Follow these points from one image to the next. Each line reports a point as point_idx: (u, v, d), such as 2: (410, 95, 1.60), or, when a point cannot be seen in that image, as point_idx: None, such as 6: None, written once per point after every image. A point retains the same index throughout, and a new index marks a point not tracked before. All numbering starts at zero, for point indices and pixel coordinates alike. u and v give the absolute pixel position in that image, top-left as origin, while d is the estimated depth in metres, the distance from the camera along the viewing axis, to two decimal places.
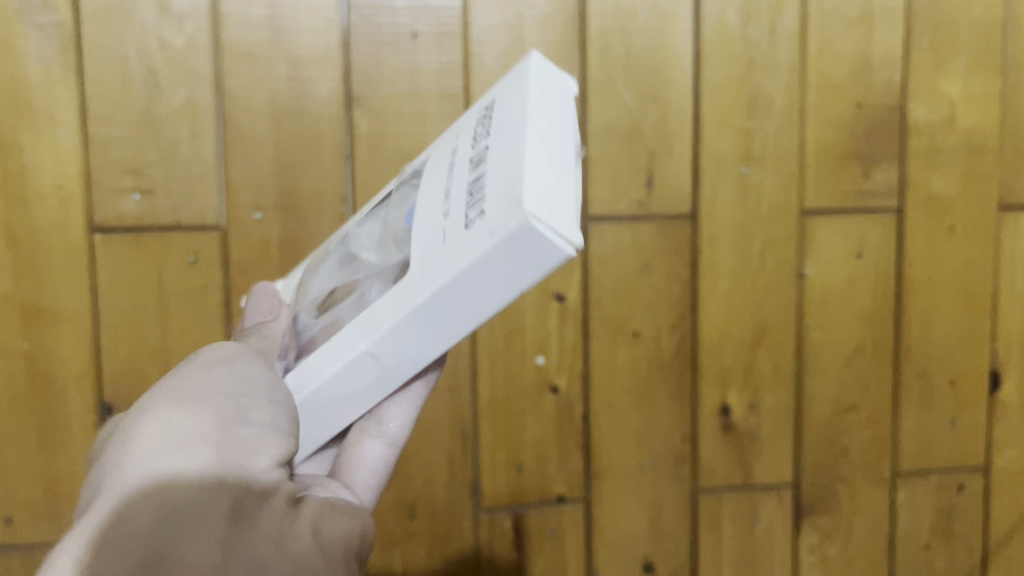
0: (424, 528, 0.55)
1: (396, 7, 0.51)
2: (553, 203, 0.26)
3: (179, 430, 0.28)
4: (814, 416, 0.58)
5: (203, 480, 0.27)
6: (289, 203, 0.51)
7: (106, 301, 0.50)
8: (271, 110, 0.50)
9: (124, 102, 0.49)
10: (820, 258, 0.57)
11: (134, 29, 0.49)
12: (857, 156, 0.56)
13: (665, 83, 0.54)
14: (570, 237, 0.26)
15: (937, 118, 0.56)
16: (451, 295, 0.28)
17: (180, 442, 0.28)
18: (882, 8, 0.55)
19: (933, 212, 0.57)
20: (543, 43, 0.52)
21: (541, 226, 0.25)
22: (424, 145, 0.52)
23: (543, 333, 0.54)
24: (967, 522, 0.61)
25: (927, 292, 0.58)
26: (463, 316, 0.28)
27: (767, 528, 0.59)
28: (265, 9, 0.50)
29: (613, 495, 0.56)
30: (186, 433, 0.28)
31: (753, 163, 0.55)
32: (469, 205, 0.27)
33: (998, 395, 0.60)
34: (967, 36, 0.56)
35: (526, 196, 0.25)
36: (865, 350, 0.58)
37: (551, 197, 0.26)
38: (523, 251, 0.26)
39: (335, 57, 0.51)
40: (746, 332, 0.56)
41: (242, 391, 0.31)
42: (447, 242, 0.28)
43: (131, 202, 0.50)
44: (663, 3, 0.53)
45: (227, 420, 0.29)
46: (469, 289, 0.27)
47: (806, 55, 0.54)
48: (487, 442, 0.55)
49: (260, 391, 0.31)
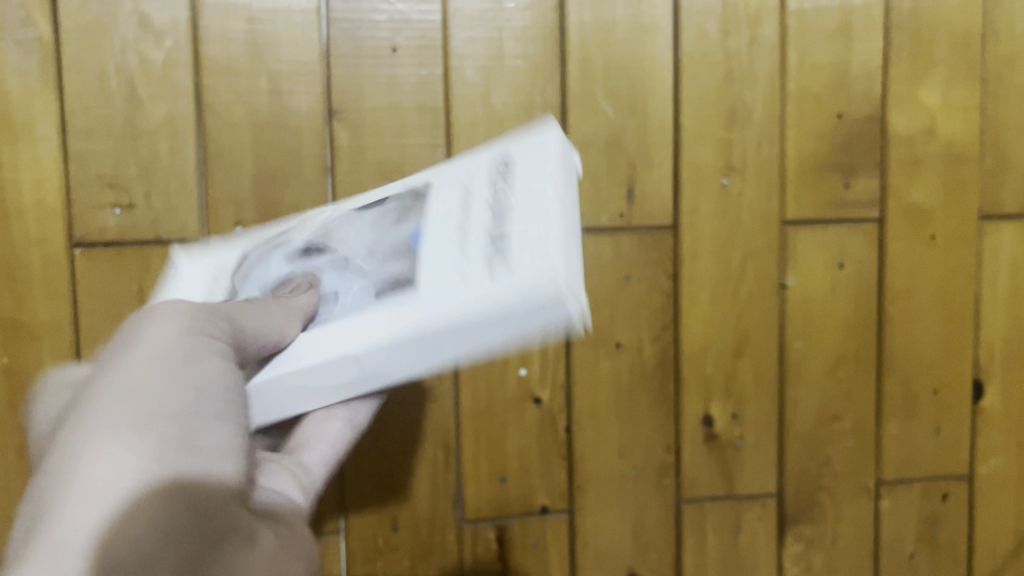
0: (407, 539, 0.55)
1: (376, 21, 0.51)
2: (557, 248, 0.32)
3: (135, 447, 0.25)
4: (798, 426, 0.58)
5: (159, 512, 0.25)
6: (269, 217, 0.51)
7: (87, 315, 0.51)
8: (251, 124, 0.51)
9: (104, 117, 0.49)
10: (801, 268, 0.57)
11: (113, 44, 0.49)
12: (838, 166, 0.57)
13: (645, 95, 0.54)
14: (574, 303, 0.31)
15: (916, 128, 0.57)
16: (473, 326, 0.32)
17: (136, 462, 0.25)
18: (861, 20, 0.56)
19: (913, 222, 0.58)
20: (524, 56, 0.53)
21: (568, 300, 0.31)
22: (405, 158, 0.52)
23: (525, 344, 0.54)
24: (952, 530, 0.61)
25: (909, 301, 0.59)
26: (469, 345, 0.32)
27: (750, 537, 0.59)
28: (244, 24, 0.50)
29: (597, 506, 0.57)
30: (144, 451, 0.25)
31: (733, 174, 0.55)
32: (497, 261, 0.33)
33: (981, 404, 0.61)
34: (945, 48, 0.57)
35: (561, 265, 0.31)
36: (848, 360, 0.58)
37: (573, 258, 0.32)
38: (542, 309, 0.31)
39: (314, 71, 0.51)
40: (727, 342, 0.57)
41: (200, 396, 0.28)
42: (478, 281, 0.33)
43: (111, 217, 0.50)
44: (643, 15, 0.53)
45: (186, 433, 0.27)
46: (481, 325, 0.31)
47: (786, 67, 0.55)
48: (470, 453, 0.55)
49: (216, 400, 0.28)
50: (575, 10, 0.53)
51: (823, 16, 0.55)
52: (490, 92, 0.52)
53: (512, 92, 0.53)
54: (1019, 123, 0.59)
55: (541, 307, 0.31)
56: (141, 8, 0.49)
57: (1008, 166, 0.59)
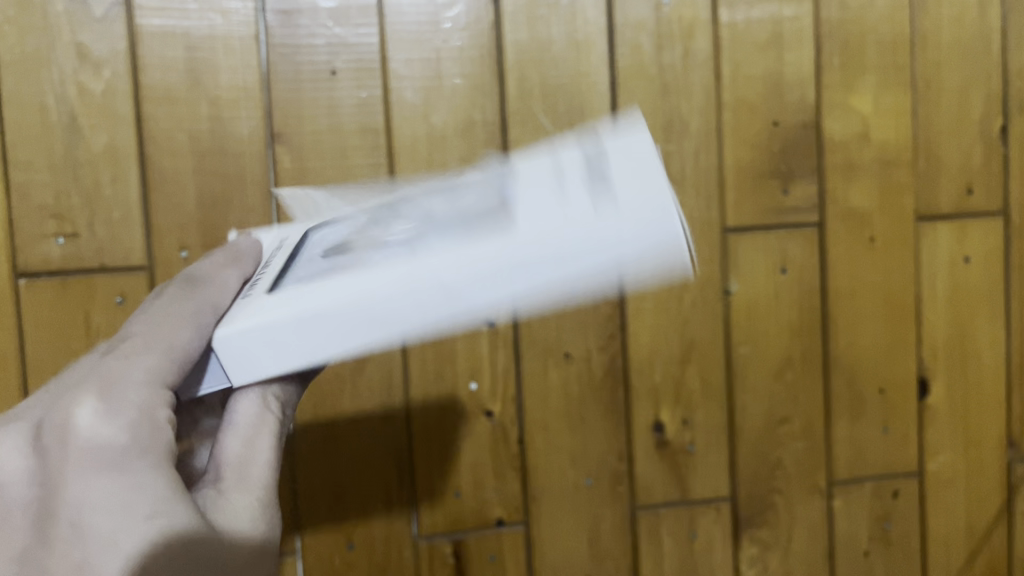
0: (363, 557, 0.55)
1: (315, 45, 0.52)
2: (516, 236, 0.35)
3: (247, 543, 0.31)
4: (747, 429, 0.59)
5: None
6: (213, 242, 0.52)
7: (32, 344, 0.51)
8: (193, 151, 0.51)
9: (45, 148, 0.50)
10: (743, 273, 0.58)
11: (52, 75, 0.50)
12: (776, 174, 0.58)
13: (583, 110, 0.55)
14: (671, 233, 0.35)
15: (850, 134, 0.59)
16: (519, 266, 0.34)
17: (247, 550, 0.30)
18: (790, 31, 0.57)
19: (852, 225, 0.59)
20: (462, 76, 0.54)
21: (602, 259, 0.35)
22: (348, 179, 0.53)
23: (475, 357, 0.55)
24: (904, 527, 0.62)
25: (850, 304, 0.60)
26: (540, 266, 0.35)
27: (705, 541, 0.60)
28: (183, 51, 0.51)
29: (553, 517, 0.57)
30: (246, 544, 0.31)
31: (673, 184, 0.57)
32: (596, 202, 0.36)
33: (926, 400, 0.62)
34: (875, 56, 0.59)
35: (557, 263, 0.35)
36: (794, 362, 0.59)
37: (482, 276, 0.34)
38: (649, 229, 0.35)
39: (254, 96, 0.52)
40: (675, 349, 0.58)
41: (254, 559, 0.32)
42: (562, 225, 0.35)
43: (55, 246, 0.50)
44: (578, 33, 0.55)
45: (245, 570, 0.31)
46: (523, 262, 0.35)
47: (720, 77, 0.57)
48: (424, 468, 0.55)
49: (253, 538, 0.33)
50: (510, 29, 0.54)
51: (754, 27, 0.57)
52: (430, 112, 0.53)
53: (451, 111, 0.54)
54: (950, 125, 0.60)
55: (655, 250, 0.35)
56: (79, 39, 0.50)
57: (941, 167, 0.61)
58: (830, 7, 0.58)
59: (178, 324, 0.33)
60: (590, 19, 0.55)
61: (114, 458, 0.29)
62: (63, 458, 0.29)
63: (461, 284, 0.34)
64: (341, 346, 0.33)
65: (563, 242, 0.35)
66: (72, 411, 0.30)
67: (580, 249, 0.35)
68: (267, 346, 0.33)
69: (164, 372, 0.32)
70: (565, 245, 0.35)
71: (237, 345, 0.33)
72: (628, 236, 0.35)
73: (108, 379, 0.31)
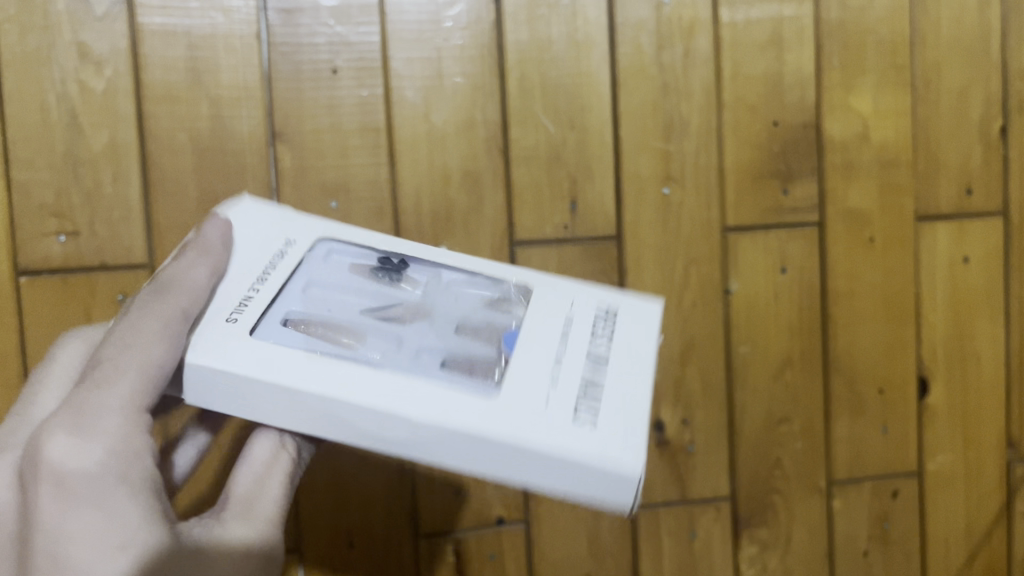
0: (364, 557, 0.55)
1: (316, 44, 0.52)
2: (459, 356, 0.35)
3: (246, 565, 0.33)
4: (746, 429, 0.59)
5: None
6: None
7: (33, 342, 0.51)
8: (194, 150, 0.51)
9: (46, 146, 0.50)
10: (743, 273, 0.58)
11: (53, 73, 0.50)
12: (775, 174, 0.58)
13: (584, 110, 0.55)
14: (620, 498, 0.32)
15: (850, 134, 0.59)
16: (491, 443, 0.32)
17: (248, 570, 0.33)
18: (790, 31, 0.57)
19: (852, 225, 0.60)
20: (463, 75, 0.54)
21: (556, 481, 0.32)
22: (349, 178, 0.53)
23: None
24: (903, 527, 0.62)
25: (850, 304, 0.60)
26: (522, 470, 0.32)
27: (705, 541, 0.60)
28: (184, 50, 0.51)
29: (553, 515, 0.57)
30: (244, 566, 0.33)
31: (673, 183, 0.57)
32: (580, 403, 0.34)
33: (926, 401, 0.62)
34: (874, 56, 0.59)
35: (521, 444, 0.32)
36: (794, 362, 0.60)
37: (447, 405, 0.32)
38: (605, 485, 0.32)
39: (255, 95, 0.52)
40: (675, 349, 0.58)
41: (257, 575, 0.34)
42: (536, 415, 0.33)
43: (56, 244, 0.50)
44: (578, 32, 0.55)
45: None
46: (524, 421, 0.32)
47: (721, 77, 0.57)
48: (424, 467, 0.56)
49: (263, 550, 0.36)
50: (511, 28, 0.54)
51: (754, 27, 0.57)
52: (431, 111, 0.53)
53: (452, 111, 0.54)
54: (950, 126, 0.61)
55: (608, 485, 0.32)
56: (80, 38, 0.50)
57: (940, 168, 0.61)
58: (830, 8, 0.58)
59: (146, 339, 0.33)
60: (590, 19, 0.55)
61: (93, 487, 0.30)
62: (38, 490, 0.30)
63: (419, 409, 0.32)
64: (293, 422, 0.32)
65: (548, 420, 0.33)
66: (45, 442, 0.30)
67: (530, 453, 0.32)
68: (232, 395, 0.32)
69: (140, 396, 0.32)
70: (533, 423, 0.32)
71: (206, 382, 0.32)
72: (595, 479, 0.32)
73: (79, 405, 0.31)
